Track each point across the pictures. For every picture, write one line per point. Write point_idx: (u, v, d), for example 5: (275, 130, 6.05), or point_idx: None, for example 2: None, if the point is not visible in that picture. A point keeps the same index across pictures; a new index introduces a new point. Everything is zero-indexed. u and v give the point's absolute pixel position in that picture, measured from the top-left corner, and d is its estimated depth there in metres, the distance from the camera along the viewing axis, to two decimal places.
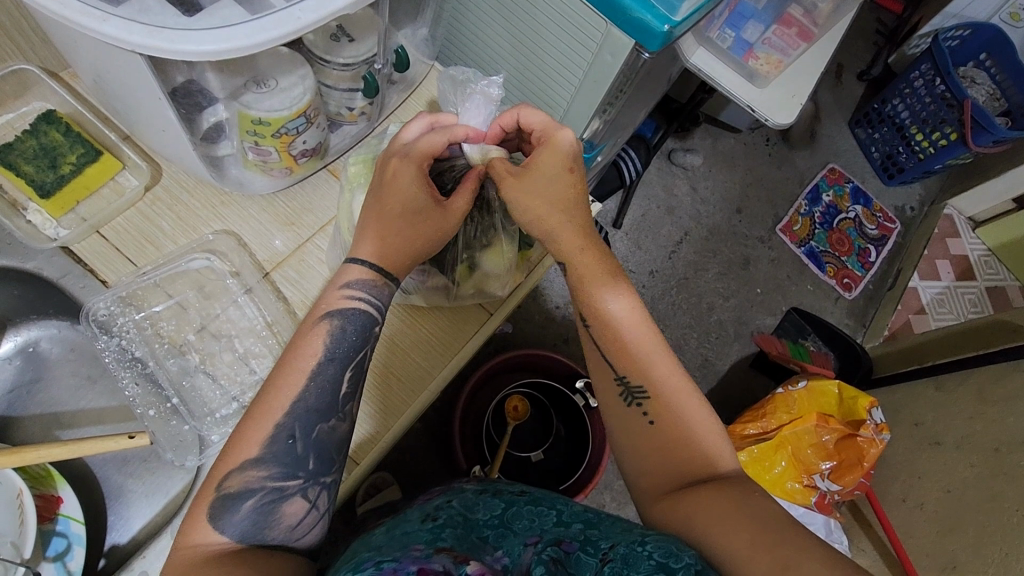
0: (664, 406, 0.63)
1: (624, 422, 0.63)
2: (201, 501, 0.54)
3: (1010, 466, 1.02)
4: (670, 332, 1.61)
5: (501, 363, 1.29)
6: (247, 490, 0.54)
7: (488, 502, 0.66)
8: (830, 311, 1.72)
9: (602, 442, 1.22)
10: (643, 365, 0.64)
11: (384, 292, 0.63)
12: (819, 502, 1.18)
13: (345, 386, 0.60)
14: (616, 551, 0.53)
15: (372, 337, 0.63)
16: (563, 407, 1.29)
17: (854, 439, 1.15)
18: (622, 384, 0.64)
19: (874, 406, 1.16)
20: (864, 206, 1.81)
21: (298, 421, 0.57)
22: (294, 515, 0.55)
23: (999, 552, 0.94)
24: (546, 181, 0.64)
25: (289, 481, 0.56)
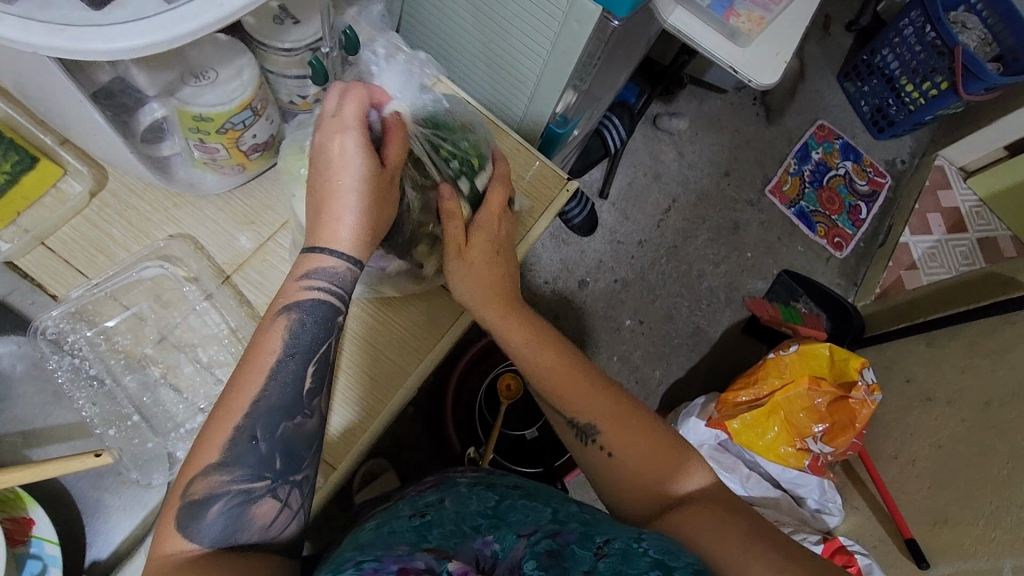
0: (616, 437, 0.69)
1: (588, 461, 0.70)
2: (167, 513, 0.53)
3: (1000, 419, 1.02)
4: (661, 301, 1.60)
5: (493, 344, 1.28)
6: (211, 495, 0.53)
7: (481, 494, 0.65)
8: (822, 271, 1.71)
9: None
10: (588, 404, 0.70)
11: (345, 279, 0.60)
12: (813, 465, 1.18)
13: (308, 381, 0.59)
14: (613, 546, 0.55)
15: (336, 326, 0.61)
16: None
17: (847, 400, 1.16)
18: (574, 427, 0.70)
19: (866, 366, 1.16)
20: (854, 162, 1.78)
21: (258, 421, 0.56)
22: (264, 518, 0.54)
23: (989, 504, 0.95)
24: (483, 257, 0.70)
25: (255, 483, 0.55)
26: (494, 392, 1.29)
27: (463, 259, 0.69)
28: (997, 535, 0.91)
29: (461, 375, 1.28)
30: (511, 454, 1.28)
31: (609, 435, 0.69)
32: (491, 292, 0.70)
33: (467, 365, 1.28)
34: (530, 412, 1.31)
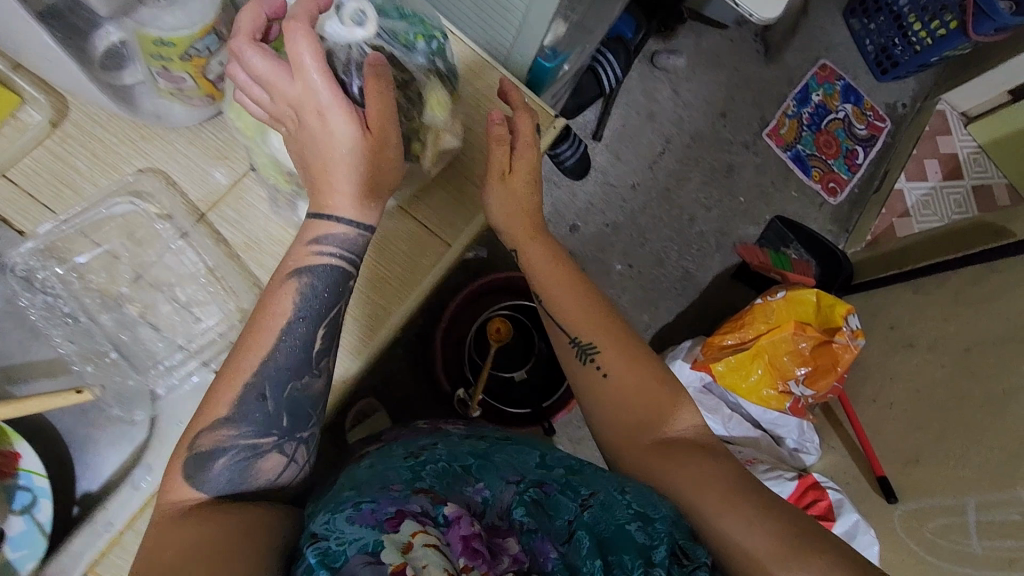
0: (616, 362, 0.73)
1: (585, 379, 0.74)
2: (174, 463, 0.58)
3: (979, 364, 1.04)
4: (652, 246, 1.59)
5: (484, 287, 1.29)
6: (219, 449, 0.58)
7: (472, 442, 0.69)
8: (814, 217, 1.70)
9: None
10: (596, 329, 0.75)
11: (355, 245, 0.62)
12: (793, 406, 1.22)
13: (318, 342, 0.62)
14: (596, 497, 0.60)
15: (346, 290, 0.64)
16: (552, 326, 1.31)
17: (829, 345, 1.18)
18: (577, 347, 0.74)
19: (851, 312, 1.17)
20: (854, 105, 1.74)
21: (267, 381, 0.59)
22: (271, 471, 0.60)
23: (959, 445, 0.99)
24: (523, 184, 0.73)
25: (262, 439, 0.59)
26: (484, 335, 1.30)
27: (502, 185, 0.72)
28: (966, 475, 0.95)
29: (451, 319, 1.28)
30: (499, 395, 1.30)
31: (609, 361, 0.73)
32: (520, 218, 0.74)
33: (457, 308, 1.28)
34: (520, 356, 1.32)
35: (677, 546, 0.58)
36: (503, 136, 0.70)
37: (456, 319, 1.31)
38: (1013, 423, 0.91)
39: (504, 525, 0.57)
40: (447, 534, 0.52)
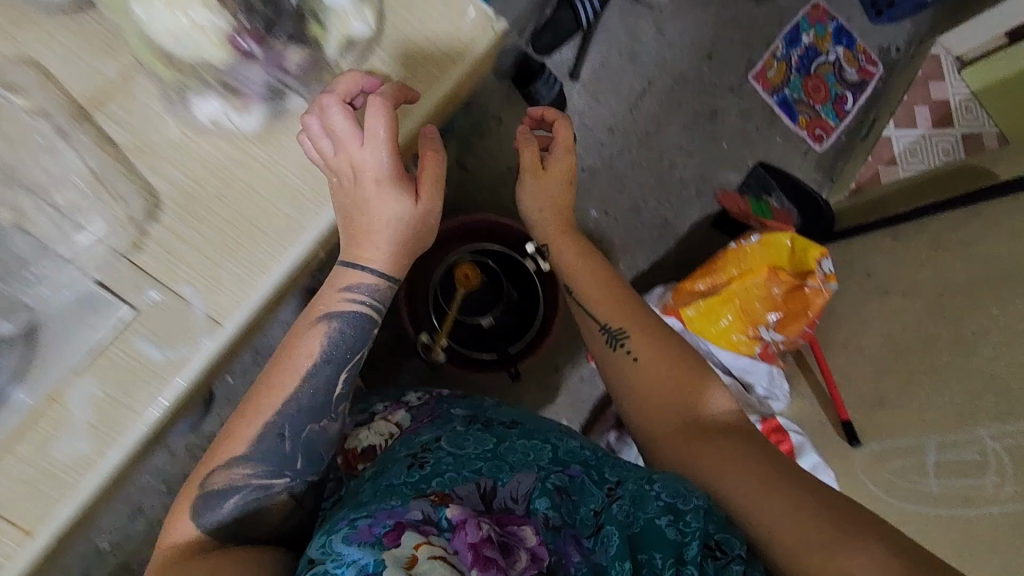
0: (641, 342, 0.85)
1: (614, 362, 0.86)
2: (185, 495, 0.69)
3: (950, 308, 1.01)
4: (629, 193, 1.54)
5: (449, 230, 1.26)
6: (229, 485, 0.69)
7: (477, 435, 0.74)
8: (798, 165, 1.65)
9: (552, 287, 1.26)
10: (625, 317, 0.88)
11: (376, 296, 0.72)
12: (763, 352, 1.20)
13: (339, 386, 0.73)
14: (624, 489, 0.67)
15: (369, 335, 0.74)
16: (519, 270, 1.29)
17: (801, 290, 1.15)
18: (607, 332, 0.88)
19: (825, 256, 1.13)
20: (846, 47, 1.66)
21: (287, 421, 0.70)
22: (276, 517, 0.73)
23: (923, 389, 0.97)
24: (555, 181, 0.91)
25: (274, 480, 0.71)
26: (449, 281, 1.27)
27: (539, 180, 0.91)
28: (931, 416, 0.94)
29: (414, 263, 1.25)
30: (465, 341, 1.28)
31: (637, 342, 0.86)
32: (553, 206, 0.93)
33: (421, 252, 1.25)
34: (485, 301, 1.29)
35: (711, 538, 0.62)
36: (531, 139, 0.89)
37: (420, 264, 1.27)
38: (980, 363, 0.89)
39: (527, 515, 0.62)
40: (452, 540, 0.54)
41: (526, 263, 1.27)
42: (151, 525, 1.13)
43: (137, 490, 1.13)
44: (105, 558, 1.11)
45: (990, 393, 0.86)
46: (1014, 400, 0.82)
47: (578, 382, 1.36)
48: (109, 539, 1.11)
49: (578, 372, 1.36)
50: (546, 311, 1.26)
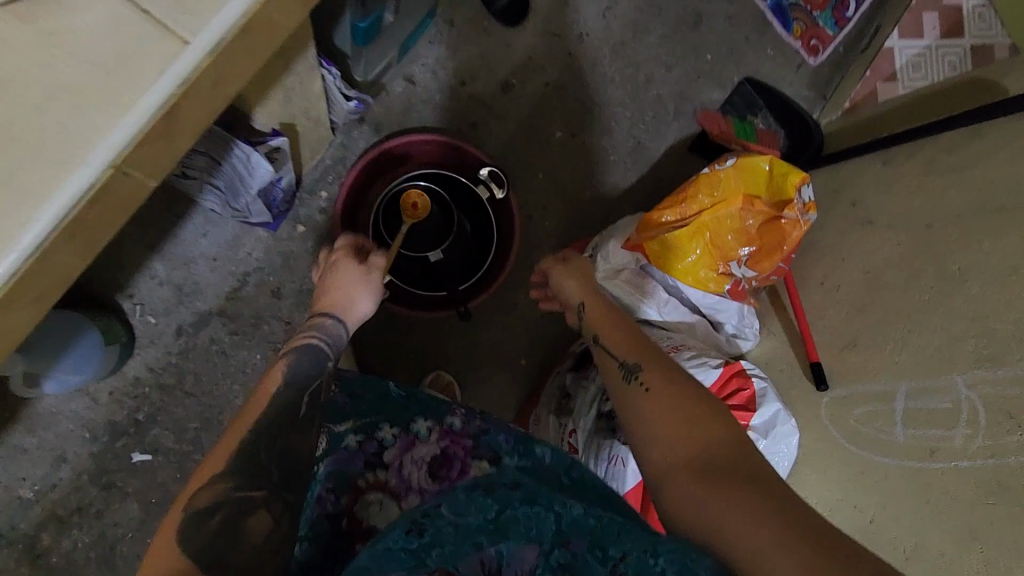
0: (659, 378, 0.70)
1: (625, 398, 0.70)
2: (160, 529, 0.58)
3: (936, 241, 0.92)
4: (600, 111, 1.37)
5: (394, 157, 1.17)
6: (216, 504, 0.61)
7: (476, 497, 0.60)
8: (790, 80, 1.49)
9: (507, 219, 1.18)
10: (646, 353, 0.75)
11: (335, 333, 0.78)
12: (733, 290, 1.10)
13: (303, 408, 0.72)
14: (628, 562, 0.51)
15: (325, 370, 0.75)
16: (472, 201, 1.20)
17: (778, 222, 1.04)
18: (625, 370, 0.73)
19: (806, 182, 1.01)
20: None
21: (262, 434, 0.67)
22: (262, 529, 0.61)
23: (898, 331, 0.90)
24: (582, 265, 0.91)
25: (255, 494, 0.63)
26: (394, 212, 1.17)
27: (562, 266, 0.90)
28: (903, 359, 0.86)
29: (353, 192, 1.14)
30: (409, 280, 1.17)
31: (648, 377, 0.71)
32: (581, 271, 0.89)
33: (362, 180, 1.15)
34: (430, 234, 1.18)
35: None
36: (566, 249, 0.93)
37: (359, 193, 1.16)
38: (964, 306, 0.81)
39: None
40: None
41: (479, 193, 1.18)
42: (78, 474, 1.06)
43: (59, 439, 1.06)
44: (31, 507, 1.05)
45: (969, 338, 0.78)
46: (997, 346, 0.74)
47: (536, 320, 1.27)
48: (33, 488, 1.05)
49: (535, 310, 1.27)
50: (501, 246, 1.19)
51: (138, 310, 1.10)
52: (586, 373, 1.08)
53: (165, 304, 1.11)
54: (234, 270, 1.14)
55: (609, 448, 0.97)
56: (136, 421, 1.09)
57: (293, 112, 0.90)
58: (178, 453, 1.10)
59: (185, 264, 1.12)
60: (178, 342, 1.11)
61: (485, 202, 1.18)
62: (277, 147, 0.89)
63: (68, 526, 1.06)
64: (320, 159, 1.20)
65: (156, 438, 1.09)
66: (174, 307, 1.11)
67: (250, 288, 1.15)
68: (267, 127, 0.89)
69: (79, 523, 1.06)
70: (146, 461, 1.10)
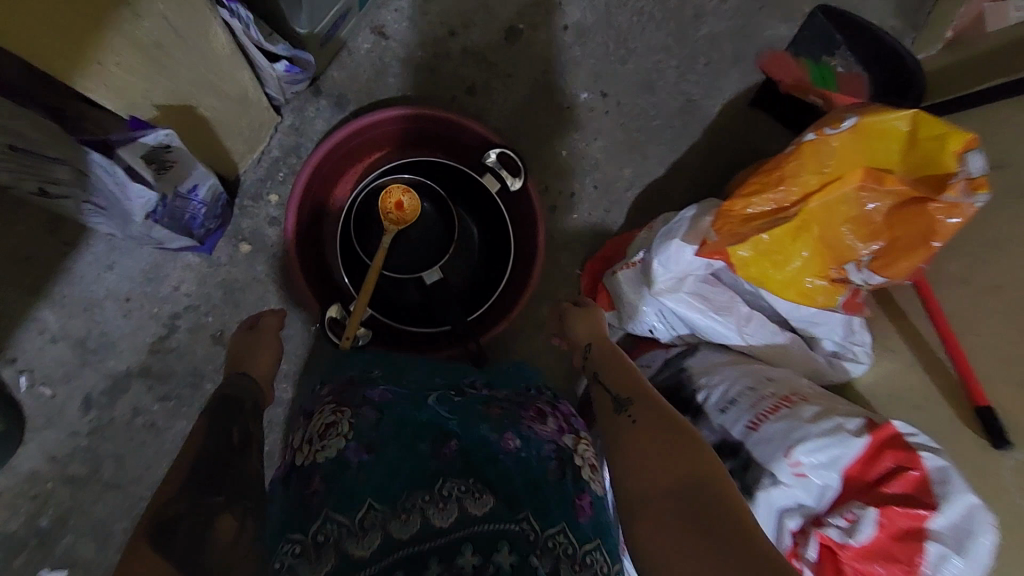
0: (656, 409, 0.55)
1: (609, 430, 0.55)
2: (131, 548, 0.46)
3: None
4: (636, 61, 1.04)
5: (369, 142, 0.86)
6: (179, 514, 0.48)
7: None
8: (871, 8, 1.15)
9: (529, 215, 0.85)
10: (636, 385, 0.60)
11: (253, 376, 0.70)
12: (849, 303, 0.78)
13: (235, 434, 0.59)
14: None
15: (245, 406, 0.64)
16: (477, 196, 0.90)
17: (922, 206, 0.71)
18: (615, 401, 0.59)
19: (972, 148, 0.68)
20: None
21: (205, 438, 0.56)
22: (229, 532, 0.50)
23: None
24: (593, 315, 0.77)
25: (208, 500, 0.50)
26: (373, 219, 0.87)
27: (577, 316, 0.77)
28: None
29: (314, 197, 0.84)
30: (399, 310, 0.88)
31: (641, 408, 0.56)
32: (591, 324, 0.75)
33: (327, 179, 0.85)
34: (423, 247, 0.88)
35: None
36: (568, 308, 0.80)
37: (323, 196, 0.86)
38: None
39: None
40: None
41: (485, 183, 0.86)
42: None
43: None
44: None
45: None
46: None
47: None
48: None
49: None
50: (521, 253, 0.87)
51: (26, 380, 0.80)
52: None
53: (63, 368, 0.81)
54: (157, 313, 0.83)
55: None
56: (38, 531, 0.80)
57: (183, 87, 0.55)
58: (100, 567, 0.81)
59: (86, 311, 0.81)
60: (87, 419, 0.81)
61: (495, 196, 0.86)
62: (170, 146, 0.54)
63: None
64: (266, 151, 0.87)
65: (70, 550, 0.80)
66: (77, 371, 0.81)
67: (181, 336, 0.84)
68: (121, 113, 0.51)
69: None
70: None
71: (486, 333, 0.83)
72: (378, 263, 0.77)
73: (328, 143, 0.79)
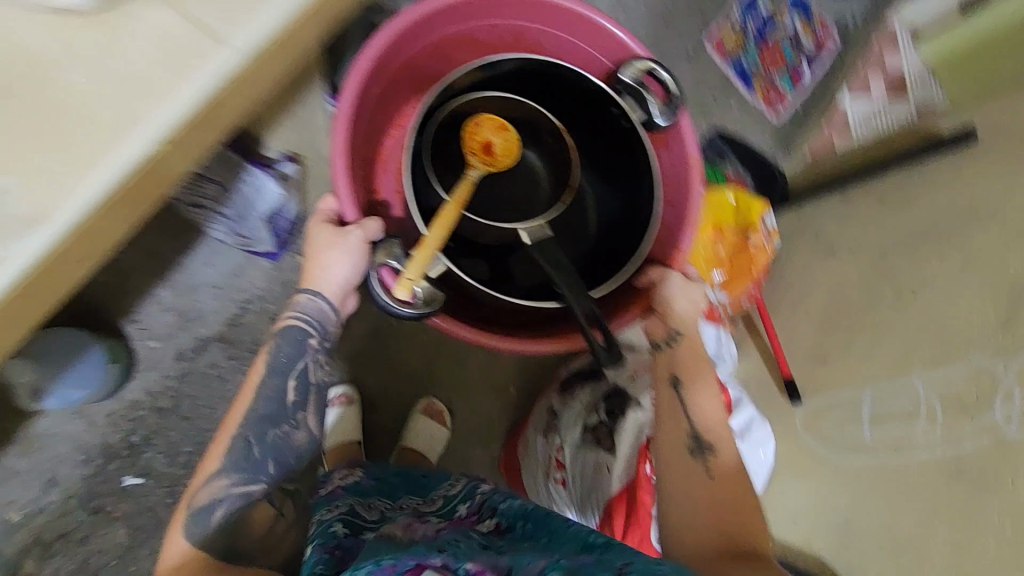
0: (727, 469, 0.74)
1: (687, 467, 0.74)
2: (242, 396, 0.79)
3: (891, 265, 0.99)
4: None
5: (437, 49, 0.94)
6: (218, 500, 0.73)
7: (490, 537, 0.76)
8: (755, 133, 1.62)
9: (680, 169, 0.92)
10: (711, 426, 0.77)
11: (308, 310, 0.82)
12: (711, 313, 1.12)
13: (290, 394, 0.79)
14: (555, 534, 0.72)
15: (308, 347, 0.81)
16: (603, 131, 0.96)
17: (747, 248, 1.12)
18: (694, 438, 0.76)
19: (768, 211, 1.12)
20: (801, 16, 1.63)
21: (292, 343, 0.81)
22: (260, 524, 0.74)
23: (864, 344, 0.95)
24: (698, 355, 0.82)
25: (252, 487, 0.74)
26: (456, 153, 0.92)
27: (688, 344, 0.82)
28: (869, 367, 0.92)
29: (375, 98, 0.90)
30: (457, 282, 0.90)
31: (717, 464, 0.74)
32: (707, 380, 0.81)
33: (393, 83, 0.93)
34: (529, 192, 0.96)
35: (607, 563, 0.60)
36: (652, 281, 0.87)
37: (389, 109, 0.96)
38: (921, 315, 0.88)
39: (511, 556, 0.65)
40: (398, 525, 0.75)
41: (636, 129, 0.91)
42: (67, 497, 1.07)
43: (51, 462, 1.07)
44: (16, 531, 1.05)
45: (925, 343, 0.85)
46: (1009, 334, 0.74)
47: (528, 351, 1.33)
48: (20, 512, 1.05)
49: None
50: (671, 204, 0.94)
51: (141, 334, 1.13)
52: (573, 392, 1.11)
53: (168, 328, 1.14)
54: (236, 299, 1.17)
55: (597, 462, 0.97)
56: (130, 445, 1.11)
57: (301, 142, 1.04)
58: (170, 477, 1.12)
59: (190, 293, 1.15)
60: (179, 366, 1.14)
61: (636, 125, 0.90)
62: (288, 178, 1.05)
63: (52, 552, 1.06)
64: None
65: (148, 462, 1.11)
66: (177, 331, 1.15)
67: (250, 316, 1.18)
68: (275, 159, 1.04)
69: (64, 548, 1.06)
70: (136, 487, 1.11)
71: (615, 322, 0.90)
72: (457, 197, 0.83)
73: (393, 29, 0.85)
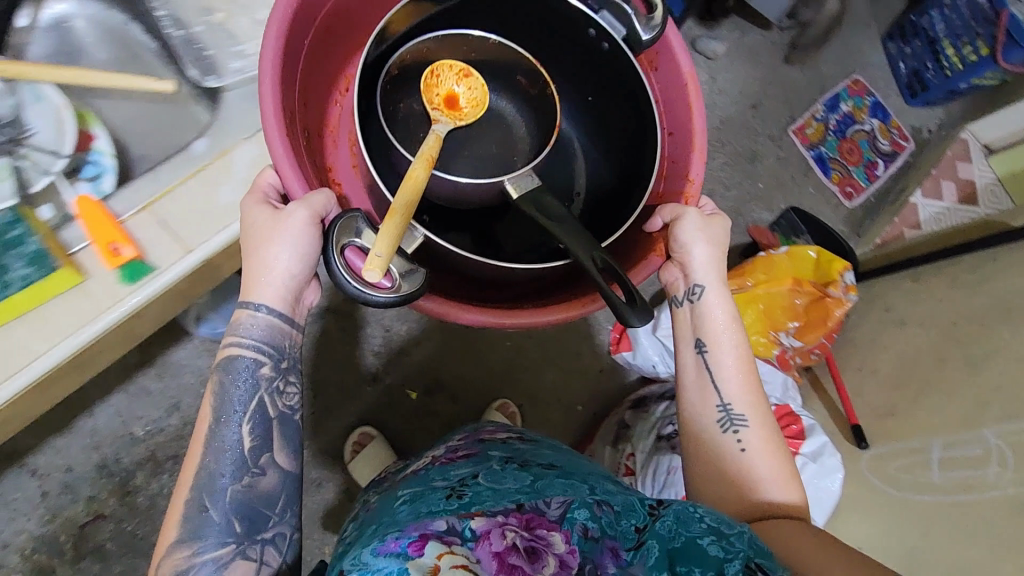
0: (757, 438, 0.73)
1: (721, 449, 0.73)
2: (193, 443, 0.64)
3: (961, 333, 1.07)
4: None
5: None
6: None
7: (517, 474, 0.70)
8: (828, 215, 1.75)
9: (676, 99, 0.78)
10: (736, 387, 0.75)
11: (270, 335, 0.66)
12: (781, 357, 1.23)
13: (247, 440, 0.64)
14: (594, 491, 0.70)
15: (261, 381, 0.66)
16: (593, 65, 0.81)
17: (823, 301, 1.21)
18: (724, 411, 0.74)
19: (847, 270, 1.22)
20: (880, 120, 1.81)
21: (244, 372, 0.65)
22: None
23: (934, 402, 1.01)
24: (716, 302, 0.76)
25: (221, 551, 0.61)
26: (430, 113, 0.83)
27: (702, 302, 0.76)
28: (939, 421, 0.98)
29: (309, 47, 0.74)
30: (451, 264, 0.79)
31: (750, 433, 0.73)
32: (726, 330, 0.76)
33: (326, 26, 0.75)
34: (506, 135, 0.88)
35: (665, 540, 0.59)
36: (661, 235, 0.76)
37: (331, 70, 0.81)
38: (993, 377, 0.94)
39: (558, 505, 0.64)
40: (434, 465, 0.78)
41: (619, 48, 0.75)
42: (185, 423, 1.20)
43: (178, 389, 1.21)
44: (137, 445, 1.18)
45: (997, 400, 0.91)
46: None
47: (599, 374, 1.43)
48: (143, 429, 1.19)
49: (599, 365, 1.43)
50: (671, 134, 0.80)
51: None
52: (647, 406, 1.19)
53: None
54: None
55: (669, 466, 1.04)
56: None
57: None
58: None
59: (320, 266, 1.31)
60: None
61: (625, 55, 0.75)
62: None
63: (161, 470, 1.18)
64: None
65: None
66: None
67: None
68: None
69: (172, 468, 1.18)
70: None
71: (637, 270, 0.74)
72: (426, 155, 0.70)
73: None
